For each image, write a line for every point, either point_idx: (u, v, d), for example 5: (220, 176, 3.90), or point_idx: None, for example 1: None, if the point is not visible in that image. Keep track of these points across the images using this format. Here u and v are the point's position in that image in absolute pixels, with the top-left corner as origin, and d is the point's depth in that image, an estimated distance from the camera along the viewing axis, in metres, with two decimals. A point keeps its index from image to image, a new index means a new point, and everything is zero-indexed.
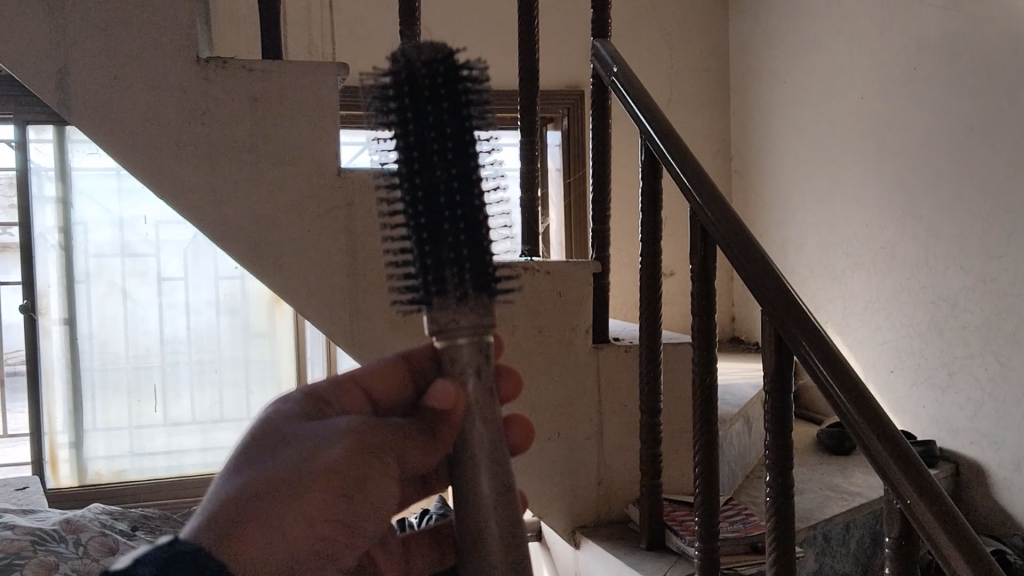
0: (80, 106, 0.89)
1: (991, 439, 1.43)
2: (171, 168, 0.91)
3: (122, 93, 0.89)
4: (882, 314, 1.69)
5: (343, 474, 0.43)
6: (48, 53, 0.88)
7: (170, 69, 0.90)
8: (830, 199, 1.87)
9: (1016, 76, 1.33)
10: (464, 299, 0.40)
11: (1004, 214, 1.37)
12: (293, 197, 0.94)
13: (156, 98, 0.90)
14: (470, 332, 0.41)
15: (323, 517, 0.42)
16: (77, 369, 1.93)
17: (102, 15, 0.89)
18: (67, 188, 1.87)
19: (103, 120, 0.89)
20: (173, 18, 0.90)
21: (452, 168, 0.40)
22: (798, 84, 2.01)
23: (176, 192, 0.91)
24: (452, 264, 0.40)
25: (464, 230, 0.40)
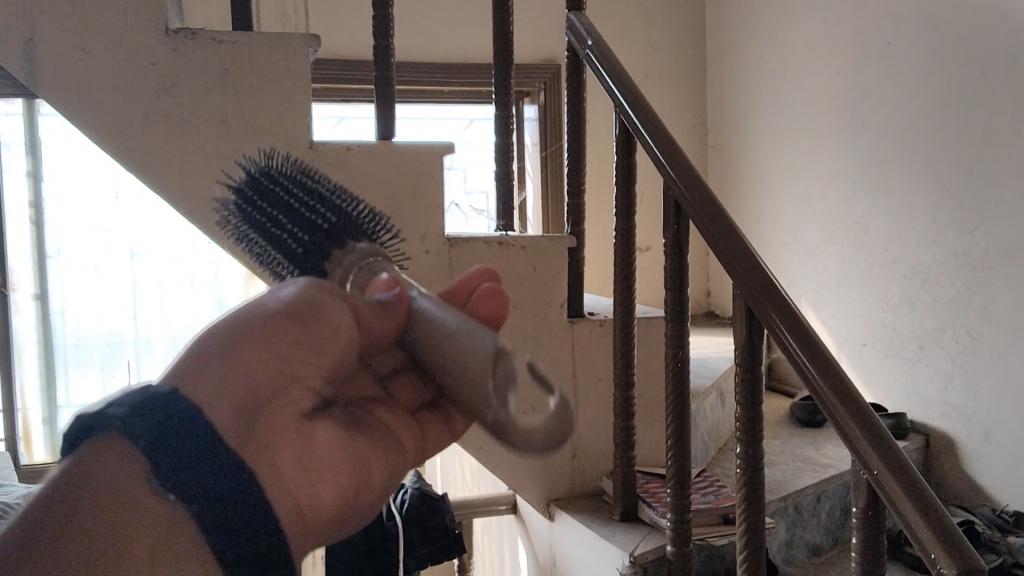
0: (47, 79, 0.88)
1: (961, 411, 1.45)
2: (140, 140, 0.90)
3: (90, 66, 0.88)
4: (855, 288, 1.70)
5: (295, 305, 0.41)
6: (12, 22, 0.86)
7: (137, 40, 0.89)
8: (805, 174, 1.88)
9: (991, 50, 1.33)
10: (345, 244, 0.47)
11: (975, 189, 1.38)
12: None
13: (124, 69, 0.89)
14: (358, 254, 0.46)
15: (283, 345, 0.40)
16: (50, 345, 1.91)
17: None
18: (37, 161, 1.85)
19: (72, 93, 0.89)
20: None
21: (295, 188, 0.49)
22: (774, 58, 2.01)
23: (145, 164, 0.91)
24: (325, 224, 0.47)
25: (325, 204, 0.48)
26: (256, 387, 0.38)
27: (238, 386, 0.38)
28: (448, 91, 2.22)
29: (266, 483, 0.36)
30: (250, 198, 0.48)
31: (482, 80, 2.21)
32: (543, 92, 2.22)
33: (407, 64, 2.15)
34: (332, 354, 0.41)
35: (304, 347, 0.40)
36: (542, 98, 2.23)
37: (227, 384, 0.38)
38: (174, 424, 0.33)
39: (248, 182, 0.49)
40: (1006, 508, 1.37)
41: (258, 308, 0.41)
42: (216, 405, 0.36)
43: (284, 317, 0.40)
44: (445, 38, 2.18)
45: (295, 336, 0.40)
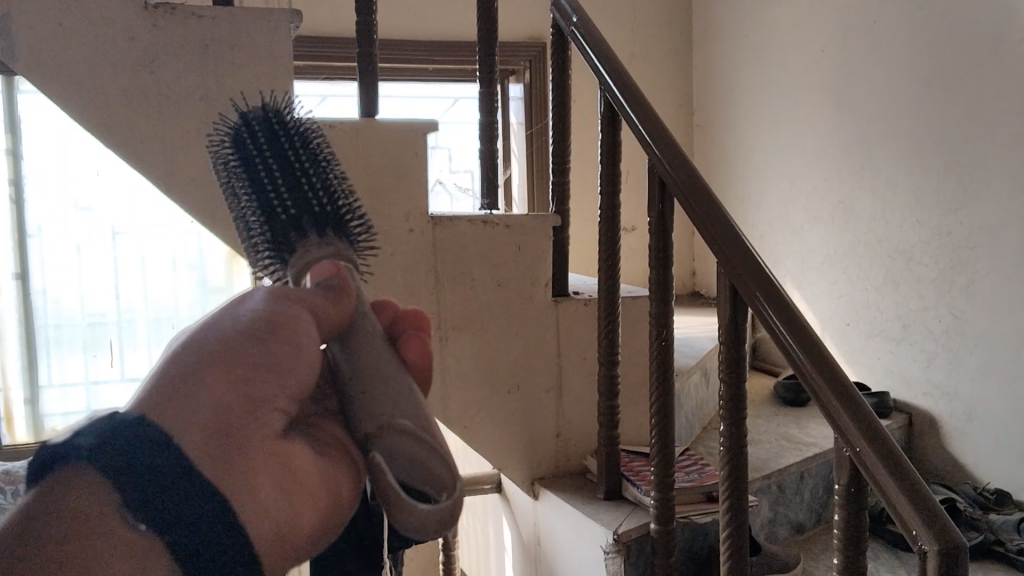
0: (25, 55, 0.87)
1: (943, 390, 1.46)
2: (120, 117, 0.89)
3: (68, 41, 0.87)
4: (839, 268, 1.70)
5: (263, 323, 0.43)
6: None
7: (115, 14, 0.88)
8: (790, 153, 1.87)
9: (976, 27, 1.33)
10: (325, 235, 0.51)
11: (959, 167, 1.38)
12: None
13: (102, 44, 0.88)
14: (341, 252, 0.51)
15: (252, 365, 0.41)
16: (32, 325, 1.87)
17: None
18: (17, 139, 1.81)
19: (50, 68, 0.87)
20: None
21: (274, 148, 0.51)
22: (759, 37, 2.00)
23: (125, 141, 0.90)
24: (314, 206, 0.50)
25: (325, 190, 0.51)
26: (236, 406, 0.40)
27: (218, 402, 0.39)
28: (433, 70, 2.20)
29: (247, 512, 0.38)
30: (255, 124, 0.51)
31: (467, 59, 2.19)
32: (529, 72, 2.21)
33: (392, 43, 2.13)
34: (297, 370, 0.43)
35: (276, 368, 0.42)
36: (527, 77, 2.22)
37: (215, 403, 0.39)
38: (136, 450, 0.35)
39: (255, 114, 0.52)
40: (988, 486, 1.38)
41: (227, 324, 0.43)
42: (191, 427, 0.38)
43: (254, 334, 0.42)
44: (430, 16, 2.17)
45: (265, 356, 0.42)
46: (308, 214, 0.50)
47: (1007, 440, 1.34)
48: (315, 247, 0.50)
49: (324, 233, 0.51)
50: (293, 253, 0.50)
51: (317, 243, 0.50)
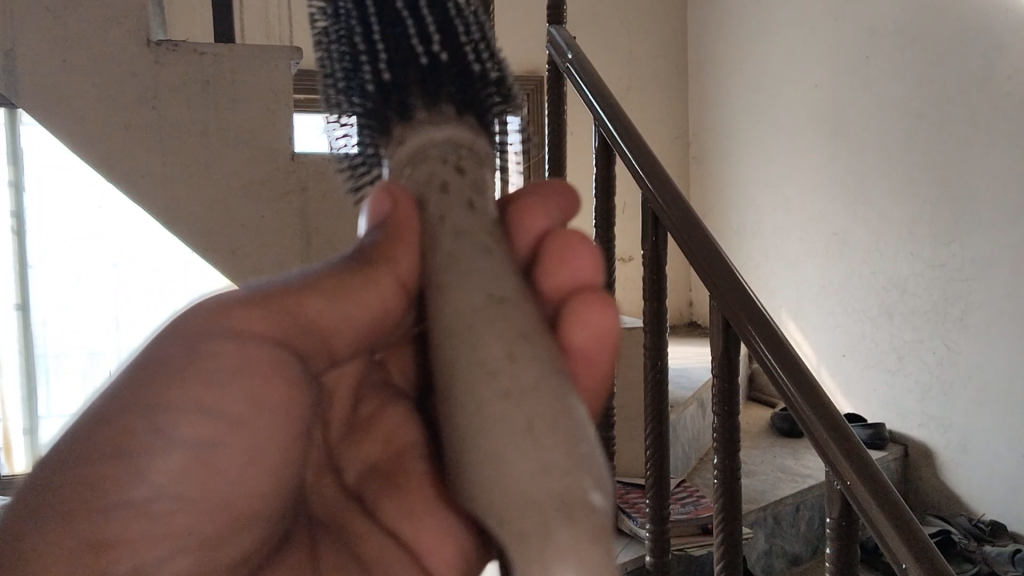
0: (29, 92, 0.88)
1: (938, 422, 1.47)
2: (120, 150, 0.91)
3: (72, 77, 0.89)
4: (835, 299, 1.71)
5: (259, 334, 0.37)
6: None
7: (115, 50, 0.89)
8: (785, 185, 1.89)
9: (967, 63, 1.35)
10: (427, 106, 0.40)
11: (951, 201, 1.39)
12: (243, 182, 0.94)
13: (103, 78, 0.90)
14: (462, 137, 0.40)
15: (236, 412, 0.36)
16: (32, 355, 1.83)
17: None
18: (19, 171, 1.74)
19: (53, 104, 0.89)
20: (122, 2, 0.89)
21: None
22: (755, 70, 2.02)
23: (127, 176, 0.92)
24: (399, 77, 0.39)
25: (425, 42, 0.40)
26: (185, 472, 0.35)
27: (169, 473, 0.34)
28: None
29: None
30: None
31: None
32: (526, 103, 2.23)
33: None
34: (274, 393, 0.38)
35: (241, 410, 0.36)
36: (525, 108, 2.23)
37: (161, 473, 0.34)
38: None
39: None
40: (982, 518, 1.39)
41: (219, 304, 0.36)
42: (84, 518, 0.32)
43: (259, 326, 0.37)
44: None
45: (240, 385, 0.36)
46: (397, 90, 0.40)
47: (1002, 472, 1.35)
48: (411, 140, 0.40)
49: (433, 102, 0.40)
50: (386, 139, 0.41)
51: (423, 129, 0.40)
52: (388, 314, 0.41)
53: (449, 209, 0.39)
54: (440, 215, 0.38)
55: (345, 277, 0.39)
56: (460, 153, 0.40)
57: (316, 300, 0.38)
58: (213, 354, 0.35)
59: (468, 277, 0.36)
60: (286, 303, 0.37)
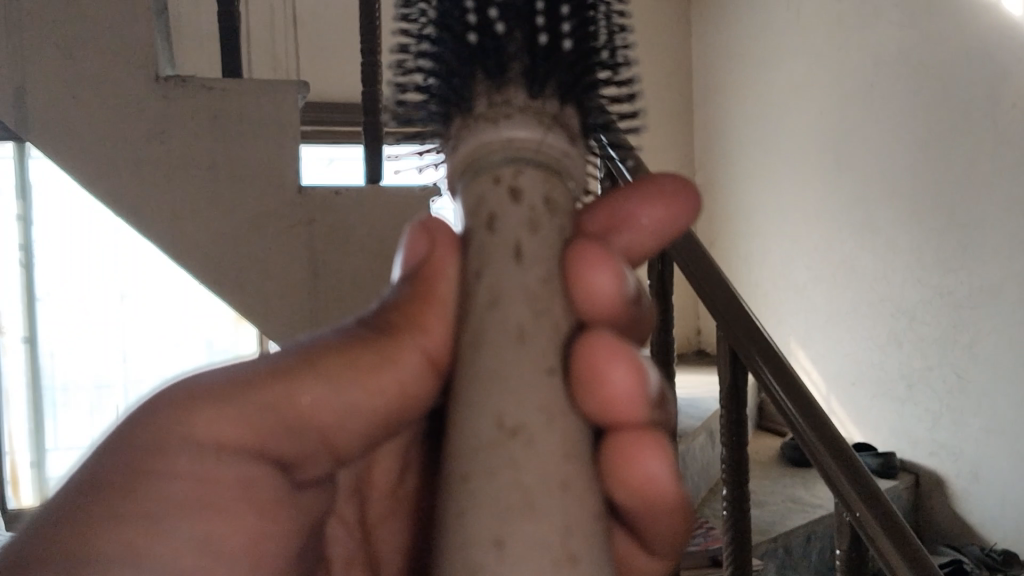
0: (38, 128, 0.89)
1: (948, 450, 1.46)
2: (128, 184, 0.91)
3: (80, 114, 0.89)
4: (843, 326, 1.71)
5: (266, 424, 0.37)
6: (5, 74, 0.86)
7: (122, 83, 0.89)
8: (792, 213, 1.89)
9: (973, 91, 1.35)
10: (509, 85, 0.34)
11: (958, 228, 1.39)
12: (251, 216, 0.94)
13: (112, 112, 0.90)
14: (548, 137, 0.34)
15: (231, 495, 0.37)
16: (39, 387, 1.80)
17: (57, 35, 0.87)
18: (27, 204, 1.74)
19: (62, 140, 0.89)
20: (132, 41, 0.88)
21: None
22: (759, 99, 2.03)
23: (135, 210, 0.92)
24: (487, 45, 0.33)
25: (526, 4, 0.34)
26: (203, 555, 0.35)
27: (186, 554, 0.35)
28: None
29: None
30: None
31: None
32: None
33: None
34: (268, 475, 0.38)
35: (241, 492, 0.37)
36: None
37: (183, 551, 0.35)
38: None
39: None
40: (995, 547, 1.38)
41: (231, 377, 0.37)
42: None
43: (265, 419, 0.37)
44: None
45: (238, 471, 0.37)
46: (479, 56, 0.33)
47: (1016, 501, 1.34)
48: (489, 126, 0.34)
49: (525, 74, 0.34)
50: (454, 117, 0.35)
51: (504, 110, 0.34)
52: (399, 404, 0.40)
53: (498, 272, 0.33)
54: (481, 267, 0.33)
55: (356, 349, 0.38)
56: (545, 161, 0.34)
57: (301, 393, 0.37)
58: (181, 459, 0.35)
59: (490, 380, 0.31)
60: (268, 400, 0.36)
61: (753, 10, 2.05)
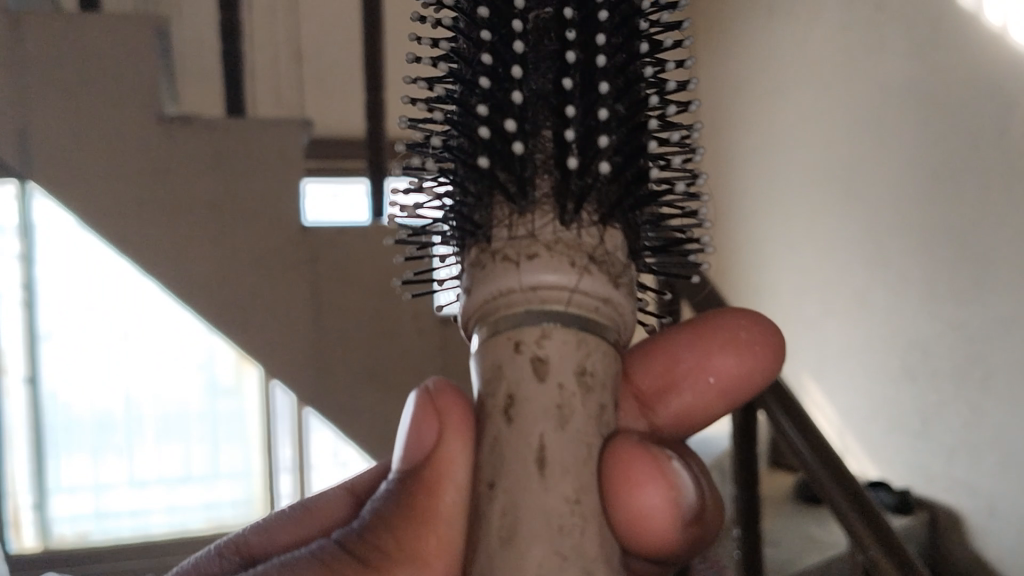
0: (47, 165, 0.91)
1: (964, 485, 1.43)
2: (135, 218, 0.95)
3: (88, 150, 0.93)
4: (854, 359, 1.69)
5: None
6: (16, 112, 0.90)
7: (132, 123, 0.93)
8: (801, 244, 1.88)
9: (981, 120, 1.34)
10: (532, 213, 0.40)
11: (969, 259, 1.38)
12: (251, 249, 0.98)
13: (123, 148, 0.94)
14: (580, 283, 0.39)
15: None
16: (41, 426, 1.78)
17: (66, 73, 0.90)
18: (29, 242, 1.71)
19: (71, 176, 0.92)
20: (137, 79, 0.92)
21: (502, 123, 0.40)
22: (765, 129, 2.03)
23: (140, 243, 0.95)
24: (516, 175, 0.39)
25: (547, 143, 0.40)
26: None
27: None
28: None
29: None
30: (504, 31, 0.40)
31: None
32: None
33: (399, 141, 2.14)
34: None
35: None
36: None
37: None
38: None
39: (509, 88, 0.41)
40: None
41: None
42: None
43: None
44: None
45: None
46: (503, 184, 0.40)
47: None
48: (512, 267, 0.39)
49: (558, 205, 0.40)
50: (473, 244, 0.42)
51: (527, 245, 0.39)
52: None
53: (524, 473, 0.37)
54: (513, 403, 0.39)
55: None
56: (575, 313, 0.39)
57: None
58: None
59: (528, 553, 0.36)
60: None
61: (756, 42, 2.05)
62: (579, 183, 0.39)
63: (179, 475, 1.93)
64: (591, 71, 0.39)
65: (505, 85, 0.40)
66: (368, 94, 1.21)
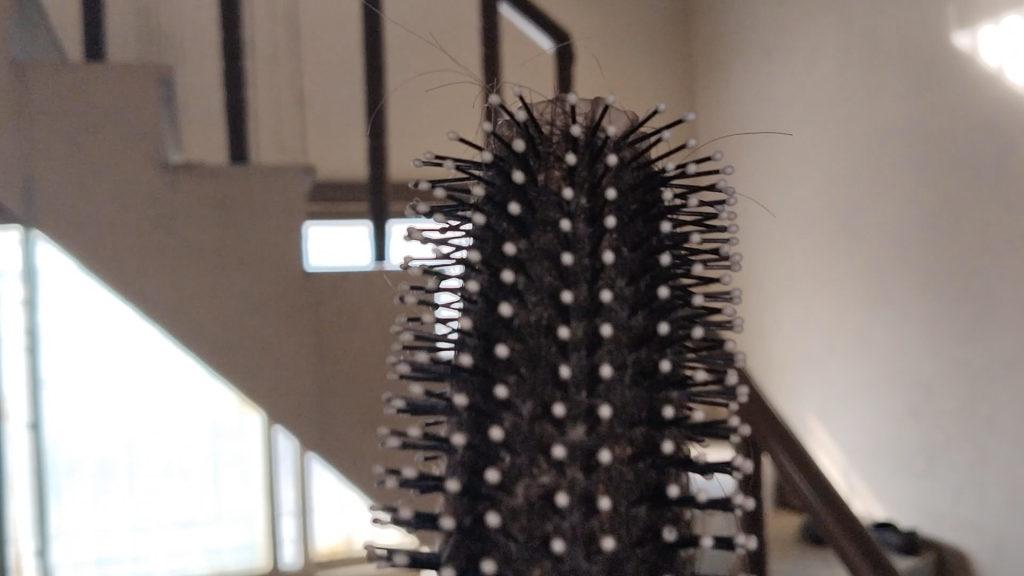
0: (51, 216, 0.92)
1: (970, 526, 1.42)
2: (138, 269, 0.95)
3: (90, 203, 0.93)
4: (858, 398, 1.69)
5: None
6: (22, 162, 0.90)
7: (132, 170, 0.93)
8: (802, 282, 1.88)
9: (979, 160, 1.35)
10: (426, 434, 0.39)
11: (971, 298, 1.38)
12: (251, 300, 0.99)
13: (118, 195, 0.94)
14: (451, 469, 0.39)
15: None
16: (44, 472, 1.74)
17: (75, 128, 0.92)
18: (33, 287, 1.68)
19: (74, 225, 0.93)
20: (142, 132, 0.93)
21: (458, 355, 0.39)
22: (765, 168, 2.04)
23: (144, 293, 0.96)
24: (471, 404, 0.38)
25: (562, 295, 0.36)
26: None
27: None
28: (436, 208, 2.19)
29: None
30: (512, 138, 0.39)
31: None
32: None
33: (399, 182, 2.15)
34: None
35: None
36: None
37: None
38: None
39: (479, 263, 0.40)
40: None
41: None
42: None
43: None
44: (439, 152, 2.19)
45: None
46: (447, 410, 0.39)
47: None
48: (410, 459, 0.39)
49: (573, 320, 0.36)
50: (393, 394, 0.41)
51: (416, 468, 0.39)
52: None
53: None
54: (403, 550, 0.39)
55: None
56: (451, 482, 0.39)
57: None
58: None
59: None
60: None
61: (756, 84, 2.07)
62: (592, 301, 0.36)
63: (184, 522, 1.91)
64: (600, 204, 0.38)
65: (523, 271, 0.36)
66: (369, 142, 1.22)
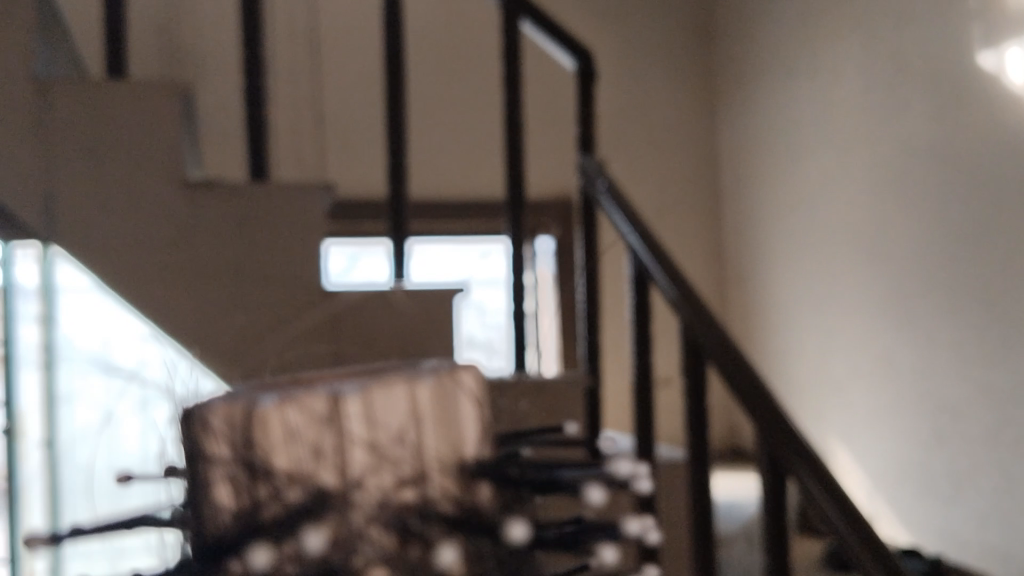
0: (62, 233, 0.87)
1: (999, 553, 1.38)
2: (154, 289, 0.89)
3: (105, 222, 0.88)
4: (884, 422, 1.66)
5: None
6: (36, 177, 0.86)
7: (145, 178, 0.89)
8: (826, 303, 1.86)
9: (1004, 183, 1.34)
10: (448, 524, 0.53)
11: (1000, 320, 1.35)
12: (274, 310, 0.92)
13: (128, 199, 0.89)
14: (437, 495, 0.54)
15: None
16: (56, 491, 1.72)
17: (89, 140, 0.88)
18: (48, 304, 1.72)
19: (92, 242, 0.88)
20: (163, 142, 0.89)
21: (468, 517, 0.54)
22: (789, 188, 2.02)
23: (167, 315, 0.90)
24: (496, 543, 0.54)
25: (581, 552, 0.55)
26: None
27: None
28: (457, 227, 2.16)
29: None
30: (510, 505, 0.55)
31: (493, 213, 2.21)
32: (557, 224, 2.17)
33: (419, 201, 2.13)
34: None
35: None
36: (557, 229, 2.17)
37: None
38: None
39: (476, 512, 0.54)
40: None
41: None
42: None
43: None
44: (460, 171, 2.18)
45: None
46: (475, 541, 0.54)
47: None
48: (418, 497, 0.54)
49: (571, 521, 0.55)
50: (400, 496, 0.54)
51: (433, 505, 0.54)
52: None
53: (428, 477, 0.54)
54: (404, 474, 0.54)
55: None
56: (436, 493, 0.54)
57: None
58: None
59: None
60: None
61: (780, 104, 2.05)
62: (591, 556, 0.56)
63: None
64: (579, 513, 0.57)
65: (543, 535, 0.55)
66: (392, 159, 1.21)
